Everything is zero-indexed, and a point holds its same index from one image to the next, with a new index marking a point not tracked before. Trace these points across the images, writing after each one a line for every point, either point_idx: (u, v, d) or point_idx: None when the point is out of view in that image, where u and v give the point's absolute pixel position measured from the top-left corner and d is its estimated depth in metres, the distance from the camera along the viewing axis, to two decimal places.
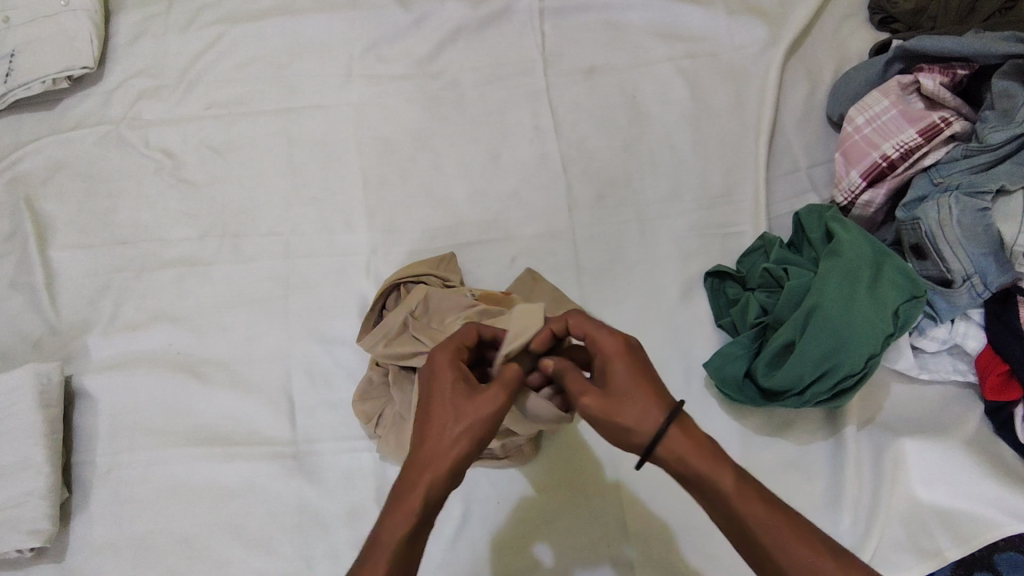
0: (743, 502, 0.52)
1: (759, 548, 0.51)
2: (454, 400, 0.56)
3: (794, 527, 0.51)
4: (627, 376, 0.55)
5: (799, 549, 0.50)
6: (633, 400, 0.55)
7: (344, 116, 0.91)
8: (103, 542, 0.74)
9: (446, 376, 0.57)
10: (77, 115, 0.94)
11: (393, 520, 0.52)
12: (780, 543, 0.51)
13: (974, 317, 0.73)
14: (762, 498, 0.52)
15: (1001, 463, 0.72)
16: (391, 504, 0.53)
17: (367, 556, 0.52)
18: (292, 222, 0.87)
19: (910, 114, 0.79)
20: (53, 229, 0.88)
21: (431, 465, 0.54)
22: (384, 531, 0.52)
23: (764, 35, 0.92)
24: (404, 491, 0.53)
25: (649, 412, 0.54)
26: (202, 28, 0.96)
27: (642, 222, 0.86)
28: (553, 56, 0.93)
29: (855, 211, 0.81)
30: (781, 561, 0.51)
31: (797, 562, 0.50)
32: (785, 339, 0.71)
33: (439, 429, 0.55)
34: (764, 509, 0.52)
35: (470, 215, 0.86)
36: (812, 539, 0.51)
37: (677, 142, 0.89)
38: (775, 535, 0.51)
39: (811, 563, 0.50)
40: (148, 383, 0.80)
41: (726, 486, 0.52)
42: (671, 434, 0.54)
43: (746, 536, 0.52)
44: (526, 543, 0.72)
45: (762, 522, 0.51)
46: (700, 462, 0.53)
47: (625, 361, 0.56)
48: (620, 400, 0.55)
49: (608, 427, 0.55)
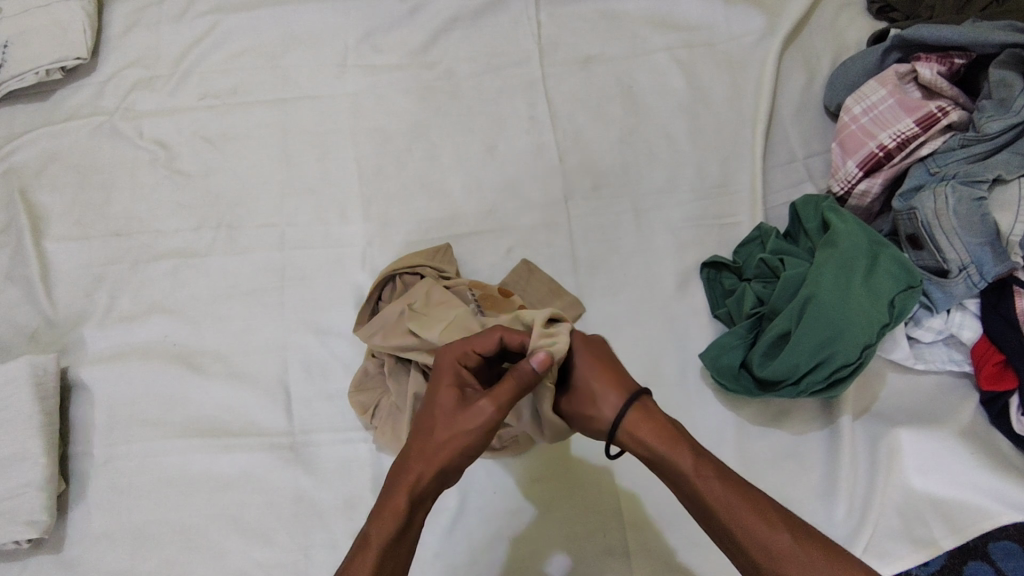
0: (699, 480, 0.55)
1: (722, 527, 0.54)
2: (449, 408, 0.56)
3: (753, 506, 0.53)
4: (584, 367, 0.61)
5: (758, 526, 0.52)
6: (593, 388, 0.60)
7: (338, 107, 0.91)
8: (102, 532, 0.74)
9: (447, 383, 0.58)
10: (71, 107, 0.93)
11: (381, 518, 0.54)
12: (740, 520, 0.53)
13: (971, 306, 0.72)
14: (724, 478, 0.55)
15: (994, 452, 0.72)
16: (380, 505, 0.55)
17: (356, 553, 0.53)
18: (287, 213, 0.87)
19: (908, 103, 0.79)
20: (48, 221, 0.88)
21: (419, 464, 0.55)
22: (373, 527, 0.53)
23: (761, 24, 0.92)
24: (392, 492, 0.55)
25: (607, 401, 0.59)
26: (197, 18, 0.95)
27: (638, 213, 0.86)
28: (548, 46, 0.93)
29: (852, 201, 0.81)
30: (745, 540, 0.52)
31: (759, 539, 0.52)
32: (780, 329, 0.71)
33: (432, 437, 0.56)
34: (722, 487, 0.54)
35: (465, 206, 0.86)
36: (770, 515, 0.53)
37: (673, 132, 0.89)
38: (734, 512, 0.53)
39: (771, 540, 0.52)
40: (144, 374, 0.80)
41: (684, 466, 0.55)
42: (631, 418, 0.58)
43: (709, 515, 0.54)
44: (520, 531, 0.72)
45: (720, 499, 0.54)
46: (663, 446, 0.57)
47: (585, 352, 0.61)
48: (582, 390, 0.60)
49: (574, 415, 0.61)
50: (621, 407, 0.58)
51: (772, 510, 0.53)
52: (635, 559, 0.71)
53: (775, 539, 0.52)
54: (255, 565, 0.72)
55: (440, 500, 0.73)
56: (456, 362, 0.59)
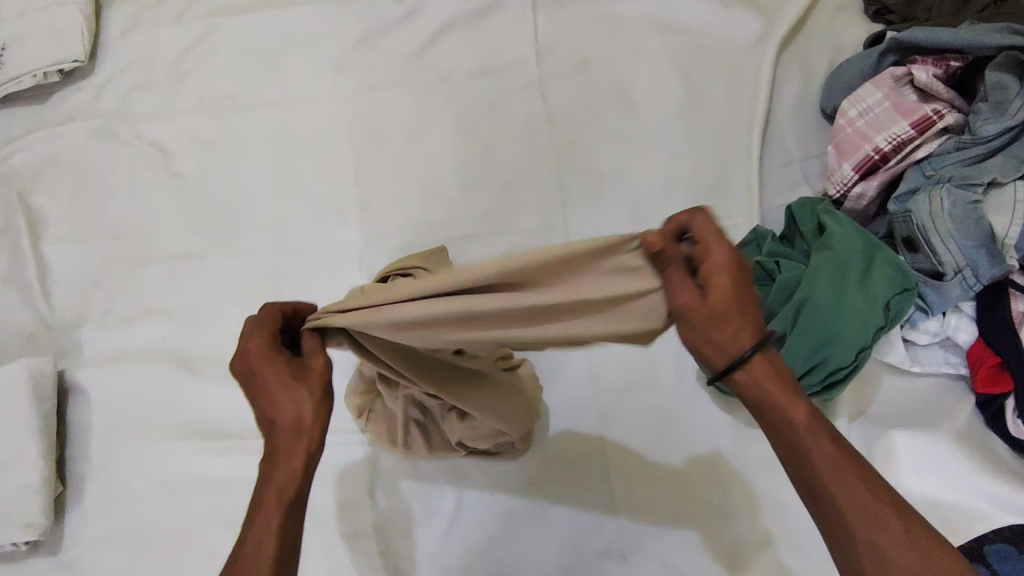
0: (810, 435, 0.47)
1: (818, 486, 0.47)
2: (283, 376, 0.51)
3: (860, 472, 0.47)
4: (729, 290, 0.46)
5: (861, 492, 0.46)
6: (731, 317, 0.46)
7: (335, 109, 0.91)
8: (99, 535, 0.75)
9: (268, 355, 0.52)
10: (68, 109, 0.93)
11: (275, 485, 0.50)
12: (844, 483, 0.46)
13: (966, 309, 0.73)
14: (833, 437, 0.48)
15: (990, 454, 0.72)
16: (267, 469, 0.51)
17: (255, 516, 0.50)
18: (285, 216, 0.87)
19: (903, 106, 0.80)
20: (46, 224, 0.88)
21: (291, 430, 0.51)
22: (268, 492, 0.50)
23: (758, 26, 0.92)
24: (275, 458, 0.51)
25: (740, 340, 0.47)
26: (194, 21, 0.96)
27: (634, 215, 0.86)
28: (546, 48, 0.93)
29: (847, 204, 0.81)
30: (843, 505, 0.46)
31: (858, 505, 0.46)
32: (776, 332, 0.70)
33: (282, 402, 0.51)
34: (833, 448, 0.47)
35: (462, 208, 0.86)
36: (876, 486, 0.46)
37: (670, 135, 0.89)
38: (839, 474, 0.46)
39: (873, 511, 0.45)
40: (141, 376, 0.80)
41: (798, 419, 0.47)
42: (755, 363, 0.47)
43: (806, 470, 0.47)
44: (516, 534, 0.72)
45: (826, 457, 0.47)
46: (778, 393, 0.48)
47: (726, 273, 0.46)
48: (718, 314, 0.46)
49: (695, 333, 0.47)
50: (751, 351, 0.47)
51: (878, 480, 0.47)
52: (633, 560, 0.71)
53: (879, 510, 0.45)
54: None
55: (436, 501, 0.74)
56: (263, 341, 0.52)
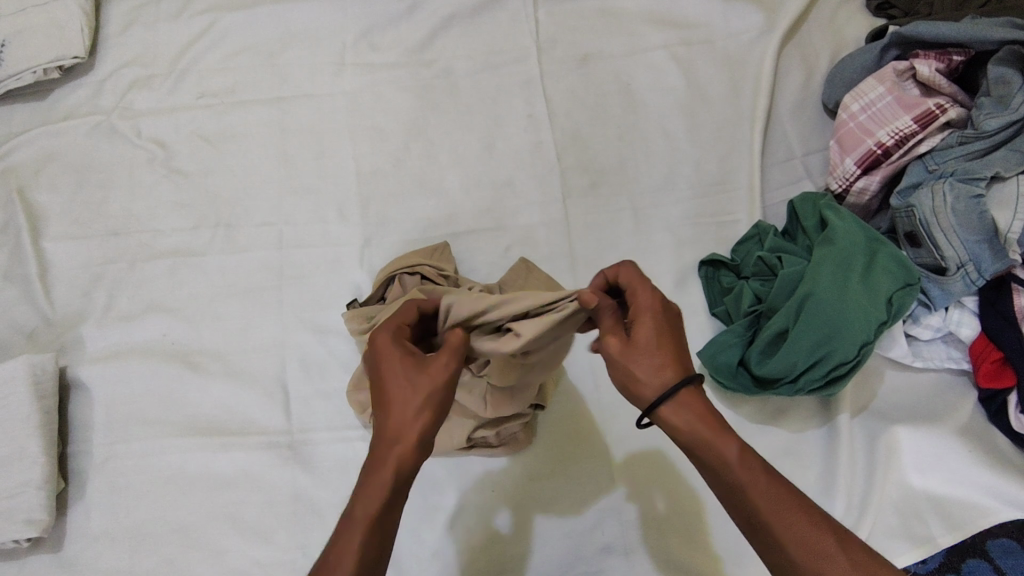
0: (744, 469, 0.51)
1: (757, 520, 0.50)
2: (410, 377, 0.54)
3: (800, 503, 0.50)
4: (652, 334, 0.54)
5: (800, 522, 0.50)
6: (646, 356, 0.53)
7: (335, 105, 0.91)
8: (101, 531, 0.74)
9: (397, 354, 0.55)
10: (68, 106, 0.93)
11: (364, 498, 0.52)
12: (784, 517, 0.50)
13: (969, 304, 0.73)
14: (769, 471, 0.52)
15: (993, 449, 0.72)
16: (362, 481, 0.53)
17: (339, 533, 0.51)
18: (286, 212, 0.87)
19: (906, 101, 0.79)
20: (46, 220, 0.88)
21: (398, 441, 0.53)
22: (358, 509, 0.51)
23: (760, 21, 0.91)
24: (377, 466, 0.52)
25: (655, 378, 0.53)
26: (193, 17, 0.95)
27: (636, 211, 0.85)
28: (547, 43, 0.92)
29: (850, 198, 0.81)
30: (783, 535, 0.49)
31: (798, 537, 0.49)
32: (778, 327, 0.70)
33: (398, 409, 0.53)
34: (769, 482, 0.51)
35: (463, 204, 0.86)
36: (814, 516, 0.50)
37: (671, 129, 0.89)
38: (779, 509, 0.50)
39: (810, 540, 0.49)
40: (142, 373, 0.80)
41: (730, 456, 0.52)
42: (677, 400, 0.53)
43: (746, 505, 0.51)
44: (518, 531, 0.72)
45: (765, 490, 0.51)
46: (706, 430, 0.53)
47: (651, 316, 0.54)
48: (636, 352, 0.54)
49: (619, 370, 0.54)
50: (675, 386, 0.53)
51: (813, 509, 0.51)
52: (635, 557, 0.71)
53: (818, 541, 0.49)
54: (253, 565, 0.72)
55: (439, 497, 0.73)
56: (396, 338, 0.56)
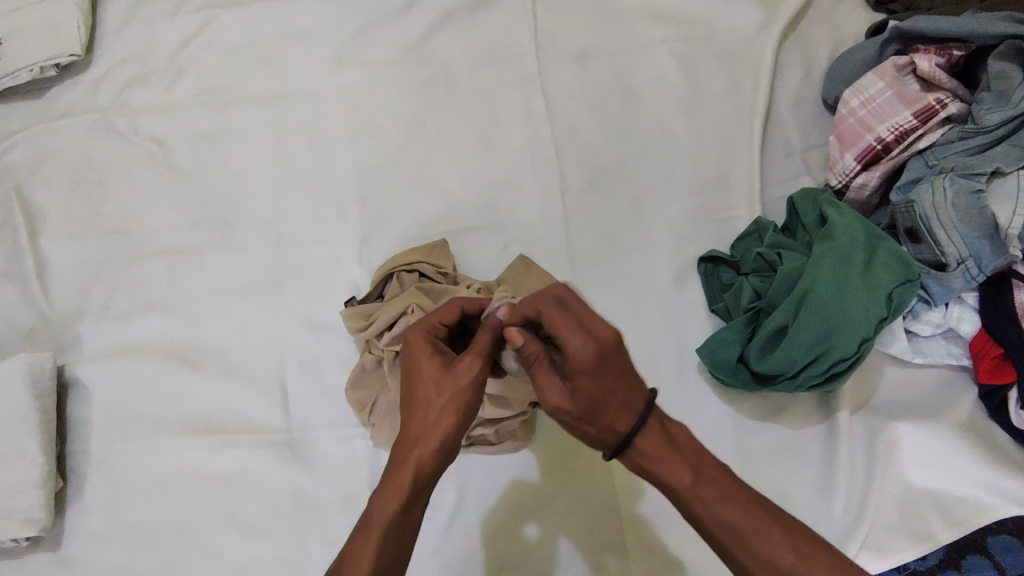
0: (696, 500, 0.52)
1: (724, 547, 0.52)
2: (436, 378, 0.55)
3: (761, 524, 0.51)
4: (595, 385, 0.52)
5: (763, 545, 0.51)
6: (599, 408, 0.53)
7: (333, 102, 0.90)
8: (100, 529, 0.74)
9: (425, 353, 0.56)
10: (65, 104, 0.93)
11: (382, 501, 0.53)
12: (741, 541, 0.51)
13: (969, 300, 0.72)
14: (726, 496, 0.52)
15: (994, 447, 0.72)
16: (381, 483, 0.54)
17: (358, 533, 0.53)
18: (284, 210, 0.87)
19: (905, 96, 0.79)
20: (43, 219, 0.88)
21: (419, 441, 0.54)
22: (375, 512, 0.53)
23: (759, 16, 0.91)
24: (395, 467, 0.54)
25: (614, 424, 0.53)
26: (190, 14, 0.95)
27: (636, 207, 0.85)
28: (546, 39, 0.92)
29: (849, 194, 0.80)
30: (743, 558, 0.51)
31: (764, 560, 0.50)
32: (778, 324, 0.70)
33: (423, 408, 0.55)
34: (724, 509, 0.51)
35: (462, 201, 0.86)
36: (775, 538, 0.51)
37: (670, 126, 0.88)
38: (736, 535, 0.51)
39: (771, 560, 0.50)
40: (140, 371, 0.80)
41: (682, 489, 0.52)
42: (638, 440, 0.53)
43: (710, 536, 0.52)
44: (518, 529, 0.72)
45: (723, 518, 0.51)
46: (660, 466, 0.53)
47: (591, 367, 0.52)
48: (584, 406, 0.53)
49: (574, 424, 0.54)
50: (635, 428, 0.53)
51: (774, 526, 0.51)
52: (635, 554, 0.71)
53: (780, 560, 0.50)
54: (253, 563, 0.72)
55: (438, 494, 0.73)
56: (428, 339, 0.58)
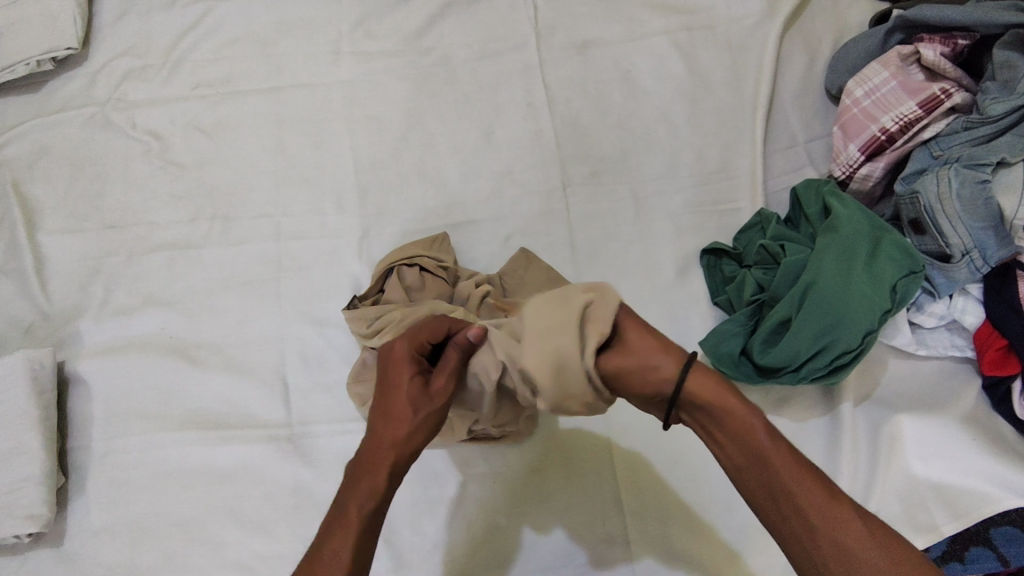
0: (770, 440, 0.53)
1: (783, 491, 0.51)
2: (412, 395, 0.56)
3: (820, 477, 0.52)
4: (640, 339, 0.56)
5: (824, 499, 0.50)
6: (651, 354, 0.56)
7: (332, 95, 0.90)
8: (102, 525, 0.74)
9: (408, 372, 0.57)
10: (61, 99, 0.92)
11: (357, 496, 0.54)
12: (802, 486, 0.51)
13: (973, 291, 0.72)
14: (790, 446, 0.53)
15: (998, 438, 0.71)
16: (353, 479, 0.55)
17: (332, 528, 0.53)
18: (283, 204, 0.86)
19: (910, 86, 0.78)
20: (41, 213, 0.87)
21: (390, 449, 0.55)
22: (352, 506, 0.54)
23: (763, 5, 0.90)
24: (368, 467, 0.55)
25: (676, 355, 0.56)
26: (187, 6, 0.94)
27: (637, 199, 0.85)
28: (546, 30, 0.91)
29: (853, 185, 0.80)
30: (800, 503, 0.50)
31: (822, 512, 0.50)
32: (781, 316, 0.70)
33: (394, 419, 0.56)
34: (790, 452, 0.52)
35: (462, 194, 0.85)
36: (834, 491, 0.51)
37: (672, 117, 0.87)
38: (801, 478, 0.51)
39: (829, 510, 0.50)
40: (140, 367, 0.80)
41: (756, 427, 0.53)
42: (699, 376, 0.55)
43: (769, 479, 0.52)
44: (520, 523, 0.72)
45: (789, 462, 0.52)
46: (733, 403, 0.54)
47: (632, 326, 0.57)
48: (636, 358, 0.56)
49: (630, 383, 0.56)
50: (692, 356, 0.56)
51: (836, 487, 0.52)
52: (637, 548, 0.71)
53: (837, 511, 0.50)
54: (255, 557, 0.72)
55: (439, 488, 0.73)
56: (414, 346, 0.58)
